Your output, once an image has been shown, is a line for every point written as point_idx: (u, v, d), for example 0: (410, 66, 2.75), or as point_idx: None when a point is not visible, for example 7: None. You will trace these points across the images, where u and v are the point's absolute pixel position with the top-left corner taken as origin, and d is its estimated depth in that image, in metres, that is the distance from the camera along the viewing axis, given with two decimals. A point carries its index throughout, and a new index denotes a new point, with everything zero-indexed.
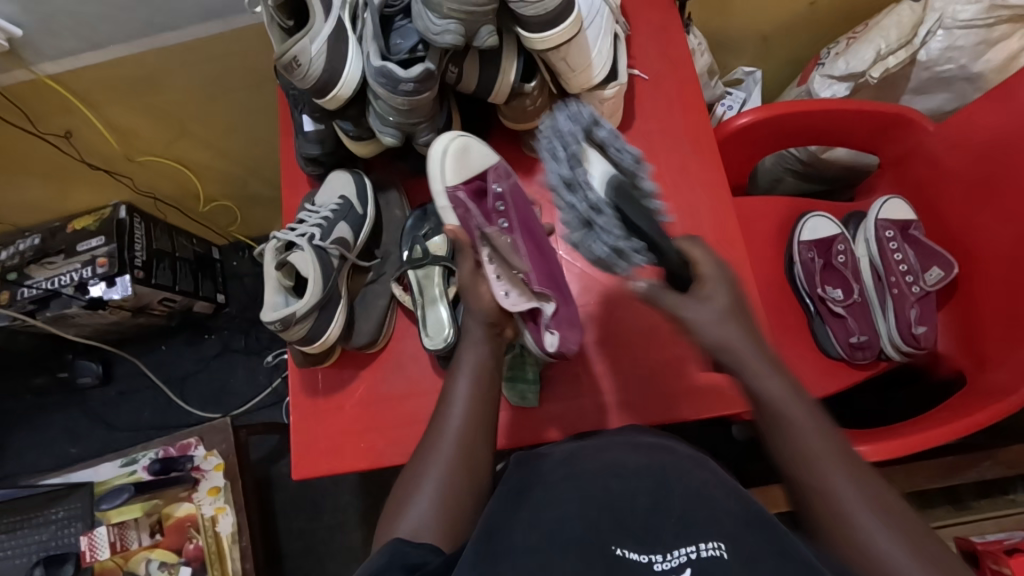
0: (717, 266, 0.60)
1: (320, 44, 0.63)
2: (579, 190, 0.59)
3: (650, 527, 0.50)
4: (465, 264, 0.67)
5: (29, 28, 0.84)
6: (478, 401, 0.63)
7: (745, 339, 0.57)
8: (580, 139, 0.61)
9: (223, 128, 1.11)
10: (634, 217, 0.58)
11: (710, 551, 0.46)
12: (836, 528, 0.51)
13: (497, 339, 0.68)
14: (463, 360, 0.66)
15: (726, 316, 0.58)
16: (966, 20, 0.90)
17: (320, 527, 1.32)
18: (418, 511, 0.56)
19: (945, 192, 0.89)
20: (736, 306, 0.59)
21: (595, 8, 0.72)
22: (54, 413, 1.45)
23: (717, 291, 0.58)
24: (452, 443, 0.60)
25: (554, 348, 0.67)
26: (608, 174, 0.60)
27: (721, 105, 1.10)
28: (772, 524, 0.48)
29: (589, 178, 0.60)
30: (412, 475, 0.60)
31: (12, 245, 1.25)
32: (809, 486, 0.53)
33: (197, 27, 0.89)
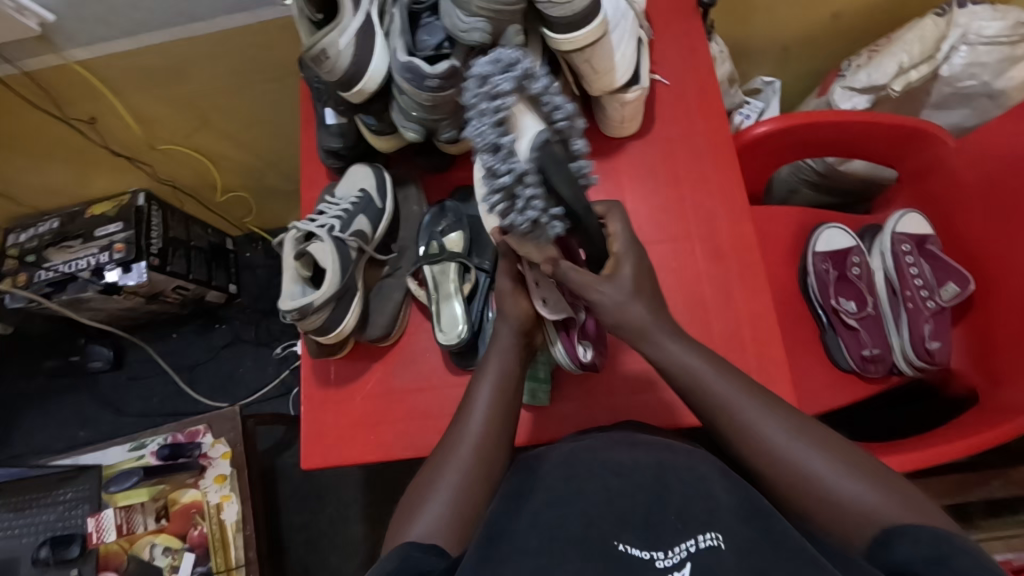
0: (629, 241, 0.64)
1: (349, 38, 0.63)
2: (505, 156, 0.48)
3: (650, 523, 0.49)
4: (504, 271, 0.68)
5: (61, 14, 0.85)
6: (497, 408, 0.63)
7: (653, 326, 0.61)
8: (513, 91, 0.48)
9: (245, 119, 1.12)
10: (558, 188, 0.50)
11: (707, 542, 0.47)
12: (869, 534, 0.49)
13: (526, 350, 0.68)
14: (487, 367, 0.66)
15: (631, 293, 0.61)
16: (990, 37, 0.91)
17: (323, 519, 1.32)
18: (431, 512, 0.57)
19: (962, 207, 0.89)
20: (641, 282, 0.62)
21: (620, 12, 0.73)
22: (64, 396, 1.46)
23: (624, 267, 0.61)
24: (470, 445, 0.61)
25: (587, 360, 0.70)
26: (537, 133, 0.49)
27: (739, 113, 1.10)
28: (772, 520, 0.49)
29: (517, 141, 0.49)
30: (426, 476, 0.61)
31: (32, 228, 1.26)
32: (841, 496, 0.51)
33: (225, 19, 0.91)
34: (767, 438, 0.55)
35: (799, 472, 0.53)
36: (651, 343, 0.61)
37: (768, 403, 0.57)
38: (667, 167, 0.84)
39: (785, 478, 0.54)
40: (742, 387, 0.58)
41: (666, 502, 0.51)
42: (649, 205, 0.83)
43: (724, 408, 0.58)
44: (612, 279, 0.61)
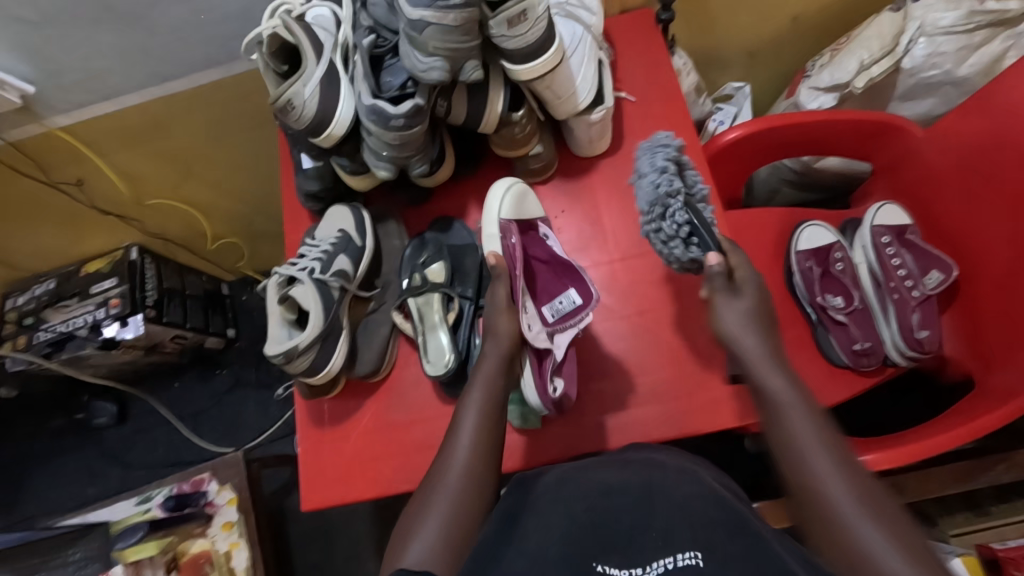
0: (750, 269, 0.67)
1: (313, 87, 0.66)
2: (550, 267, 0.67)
3: (631, 541, 0.51)
4: (499, 289, 0.71)
5: (41, 85, 0.88)
6: (484, 431, 0.64)
7: (761, 357, 0.63)
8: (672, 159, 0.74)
9: (228, 168, 1.15)
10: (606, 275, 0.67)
11: (686, 561, 0.48)
12: (826, 523, 0.54)
13: (510, 372, 0.70)
14: (472, 394, 0.67)
15: (747, 322, 0.64)
16: (946, 27, 0.91)
17: (335, 558, 1.31)
18: (420, 542, 0.56)
19: (937, 194, 0.89)
20: (760, 312, 0.65)
21: (578, 37, 0.76)
22: (70, 454, 1.47)
23: (747, 289, 0.66)
24: (457, 471, 0.61)
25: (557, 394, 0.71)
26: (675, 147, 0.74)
27: (712, 121, 1.12)
28: (753, 530, 0.49)
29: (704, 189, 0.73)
30: (418, 503, 0.61)
31: (29, 291, 1.28)
32: (803, 484, 0.56)
33: (200, 74, 0.93)
34: (811, 474, 0.56)
35: (836, 515, 0.53)
36: (762, 377, 0.62)
37: (837, 461, 0.56)
38: None
39: (818, 517, 0.54)
40: (807, 410, 0.60)
41: (649, 516, 0.52)
42: (625, 220, 0.84)
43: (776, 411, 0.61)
44: (719, 296, 0.65)
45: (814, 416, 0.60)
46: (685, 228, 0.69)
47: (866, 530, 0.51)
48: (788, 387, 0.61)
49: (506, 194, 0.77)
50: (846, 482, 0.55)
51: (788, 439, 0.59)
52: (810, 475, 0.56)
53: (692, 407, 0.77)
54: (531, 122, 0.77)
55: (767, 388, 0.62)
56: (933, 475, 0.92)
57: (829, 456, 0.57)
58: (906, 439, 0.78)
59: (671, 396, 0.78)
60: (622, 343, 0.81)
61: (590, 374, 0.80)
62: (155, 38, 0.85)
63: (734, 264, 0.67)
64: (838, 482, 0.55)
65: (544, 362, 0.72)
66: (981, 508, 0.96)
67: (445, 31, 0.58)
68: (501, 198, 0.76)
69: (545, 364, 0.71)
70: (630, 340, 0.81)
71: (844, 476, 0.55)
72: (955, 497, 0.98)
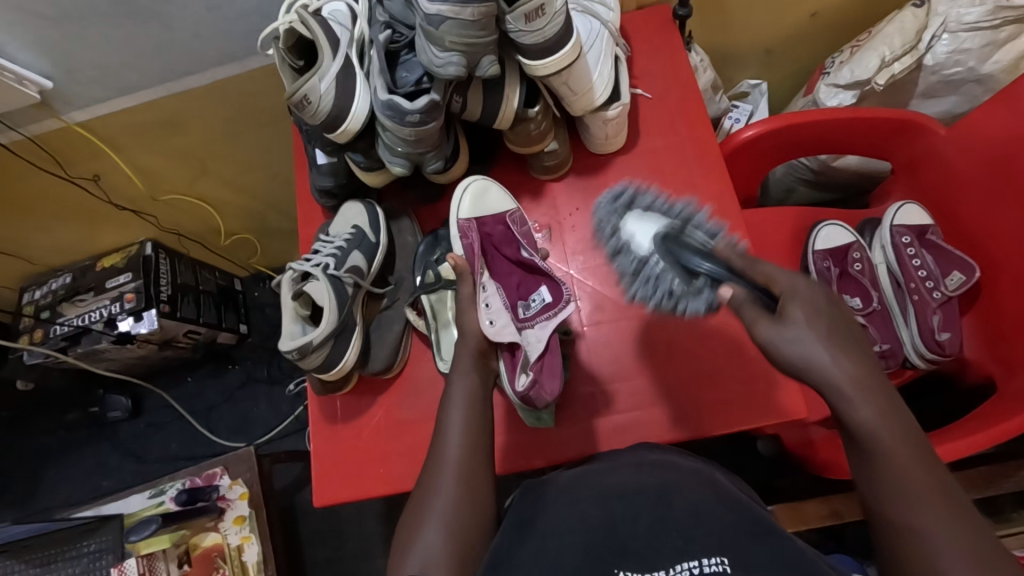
0: (793, 279, 0.54)
1: (328, 82, 0.66)
2: (629, 254, 0.66)
3: (651, 545, 0.49)
4: (465, 288, 0.70)
5: (58, 80, 0.89)
6: (473, 433, 0.62)
7: (849, 385, 0.50)
8: (619, 216, 0.69)
9: (241, 165, 1.15)
10: (695, 261, 0.61)
11: (712, 567, 0.46)
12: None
13: (486, 368, 0.69)
14: (452, 395, 0.65)
15: (825, 344, 0.51)
16: (971, 23, 0.89)
17: (345, 554, 1.32)
18: (422, 550, 0.55)
19: (961, 194, 0.87)
20: (817, 325, 0.52)
21: (594, 33, 0.75)
22: (85, 447, 1.48)
23: (797, 311, 0.52)
24: (452, 474, 0.60)
25: (524, 389, 0.68)
26: (660, 230, 0.65)
27: (727, 118, 1.10)
28: (774, 538, 0.48)
29: (635, 239, 0.66)
30: (416, 509, 0.59)
31: (46, 285, 1.30)
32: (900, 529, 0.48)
33: (215, 70, 0.94)
34: (929, 542, 0.46)
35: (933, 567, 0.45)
36: (847, 407, 0.51)
37: (944, 504, 0.47)
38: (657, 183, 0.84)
39: (912, 564, 0.46)
40: (927, 474, 0.48)
41: (667, 520, 0.51)
42: None
43: (870, 438, 0.50)
44: (777, 326, 0.52)
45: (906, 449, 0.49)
46: (683, 274, 0.63)
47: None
48: (880, 417, 0.50)
49: (465, 195, 0.80)
50: (954, 538, 0.45)
51: (883, 467, 0.50)
52: (909, 526, 0.47)
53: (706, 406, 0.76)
54: (546, 119, 0.76)
55: (848, 418, 0.51)
56: (953, 479, 0.91)
57: (934, 498, 0.47)
58: (925, 442, 0.77)
59: (689, 397, 0.77)
60: (631, 340, 0.81)
61: (601, 377, 0.80)
62: (171, 33, 0.86)
63: (772, 279, 0.55)
64: (940, 523, 0.46)
65: (516, 358, 0.70)
66: (1001, 514, 0.95)
67: (463, 26, 0.57)
68: (460, 197, 0.80)
69: (517, 358, 0.70)
70: (641, 337, 0.80)
71: (952, 530, 0.46)
72: (975, 502, 0.96)
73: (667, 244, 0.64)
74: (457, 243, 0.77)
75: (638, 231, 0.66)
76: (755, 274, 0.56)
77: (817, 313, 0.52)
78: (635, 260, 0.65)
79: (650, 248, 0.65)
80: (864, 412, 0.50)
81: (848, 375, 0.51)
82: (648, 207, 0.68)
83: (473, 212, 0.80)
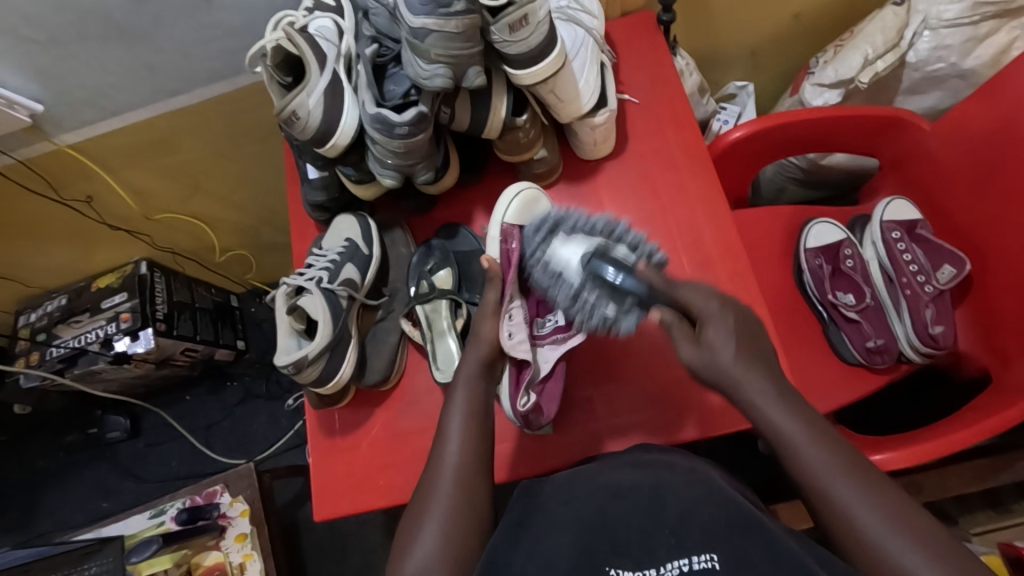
0: (712, 300, 0.62)
1: (317, 97, 0.66)
2: (562, 285, 0.69)
3: (646, 545, 0.50)
4: (491, 295, 0.71)
5: (50, 103, 0.89)
6: (473, 437, 0.63)
7: (766, 395, 0.58)
8: (546, 241, 0.72)
9: (234, 181, 1.16)
10: (622, 283, 0.65)
11: (702, 563, 0.48)
12: (870, 560, 0.52)
13: (490, 375, 0.69)
14: (453, 401, 0.66)
15: (738, 366, 0.59)
16: (950, 20, 0.90)
17: (349, 568, 1.31)
18: (420, 553, 0.56)
19: (948, 189, 0.88)
20: (739, 341, 0.60)
21: (579, 41, 0.76)
22: (84, 469, 1.47)
23: (716, 332, 0.60)
24: (451, 479, 0.60)
25: (524, 410, 0.68)
26: (581, 260, 0.68)
27: (715, 120, 1.11)
28: (765, 533, 0.49)
29: (566, 270, 0.69)
30: (414, 515, 0.59)
31: (41, 307, 1.30)
32: (828, 513, 0.55)
33: (205, 89, 0.95)
34: (859, 526, 0.53)
35: (859, 536, 0.53)
36: (758, 411, 0.59)
37: (859, 482, 0.54)
38: (646, 184, 0.85)
39: (851, 547, 0.53)
40: (843, 464, 0.55)
41: (660, 517, 0.52)
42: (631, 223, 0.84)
43: (784, 442, 0.57)
44: (700, 346, 0.60)
45: (817, 442, 0.56)
46: (612, 297, 0.66)
47: (896, 551, 0.51)
48: (797, 425, 0.57)
49: (512, 200, 0.78)
50: (871, 504, 0.53)
51: (804, 463, 0.56)
52: (835, 501, 0.54)
53: (704, 407, 0.76)
54: (535, 127, 0.77)
55: (763, 416, 0.59)
56: (954, 472, 0.91)
57: (848, 477, 0.55)
58: (919, 437, 0.77)
59: (686, 398, 0.77)
60: (625, 343, 0.81)
61: (597, 382, 0.80)
62: (160, 53, 0.86)
63: (688, 302, 0.62)
64: (860, 502, 0.53)
65: (523, 374, 0.71)
66: (1003, 505, 0.95)
67: (448, 38, 0.58)
68: (506, 204, 0.77)
69: (524, 376, 0.70)
70: (634, 340, 0.81)
71: (867, 496, 0.54)
72: (976, 495, 0.97)
73: (597, 261, 0.67)
74: (495, 246, 0.76)
75: (567, 258, 0.69)
76: (675, 298, 0.63)
77: (732, 335, 0.60)
78: (567, 294, 0.68)
79: (580, 275, 0.68)
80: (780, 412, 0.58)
81: (771, 388, 0.59)
82: (572, 230, 0.72)
83: (519, 218, 0.77)
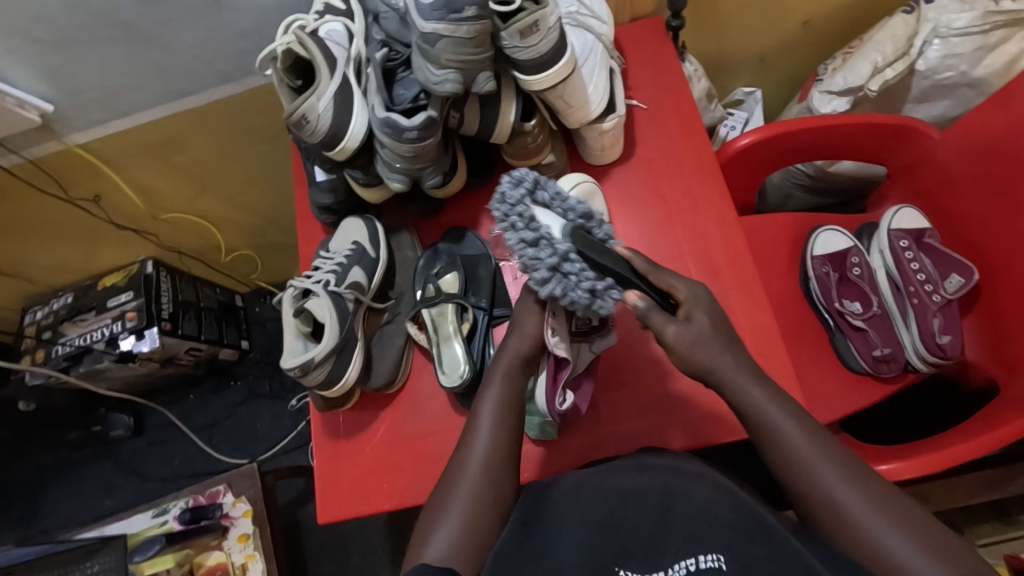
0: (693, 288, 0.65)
1: (327, 101, 0.66)
2: (544, 244, 0.59)
3: (653, 545, 0.50)
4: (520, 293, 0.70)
5: (59, 103, 0.89)
6: (498, 432, 0.62)
7: (747, 377, 0.61)
8: (525, 201, 0.62)
9: (241, 182, 1.16)
10: (601, 258, 0.62)
11: (708, 563, 0.48)
12: (841, 530, 0.51)
13: (529, 371, 0.67)
14: (487, 393, 0.65)
15: (714, 336, 0.62)
16: (961, 28, 0.90)
17: (350, 569, 1.31)
18: (438, 543, 0.55)
19: (957, 199, 0.88)
20: (717, 322, 0.64)
21: (588, 46, 0.76)
22: (88, 466, 1.48)
23: (697, 313, 0.63)
24: (476, 472, 0.60)
25: (564, 407, 0.69)
26: (564, 224, 0.62)
27: (723, 126, 1.12)
28: (773, 535, 0.49)
29: (546, 230, 0.61)
30: (432, 510, 0.59)
31: (47, 305, 1.30)
32: (807, 495, 0.54)
33: (214, 90, 0.95)
34: (838, 503, 0.52)
35: (838, 513, 0.52)
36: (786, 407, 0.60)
37: (842, 465, 0.54)
38: (652, 191, 0.85)
39: (830, 526, 0.52)
40: (823, 447, 0.55)
41: (667, 522, 0.51)
42: (637, 228, 0.84)
43: (764, 421, 0.58)
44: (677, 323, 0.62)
45: (801, 425, 0.57)
46: (595, 274, 0.61)
47: (875, 531, 0.50)
48: (768, 401, 0.59)
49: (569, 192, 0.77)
50: (856, 489, 0.52)
51: (781, 442, 0.56)
52: (819, 487, 0.53)
53: (710, 414, 0.76)
54: (543, 132, 0.77)
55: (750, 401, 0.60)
56: (958, 482, 0.92)
57: (833, 461, 0.54)
58: (924, 449, 0.77)
59: (691, 405, 0.77)
60: (632, 348, 0.81)
61: (603, 387, 0.80)
62: (170, 54, 0.87)
63: (674, 288, 0.65)
64: (841, 482, 0.53)
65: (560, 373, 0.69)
66: (1009, 517, 0.94)
67: (458, 44, 0.58)
68: None
69: (561, 376, 0.69)
70: (641, 345, 0.81)
71: (849, 477, 0.53)
72: (981, 505, 0.96)
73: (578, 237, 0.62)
74: None
75: (548, 221, 0.62)
76: (656, 281, 0.65)
77: (714, 313, 0.64)
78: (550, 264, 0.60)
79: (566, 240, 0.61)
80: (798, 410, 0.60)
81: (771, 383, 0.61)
82: (551, 198, 0.64)
83: None
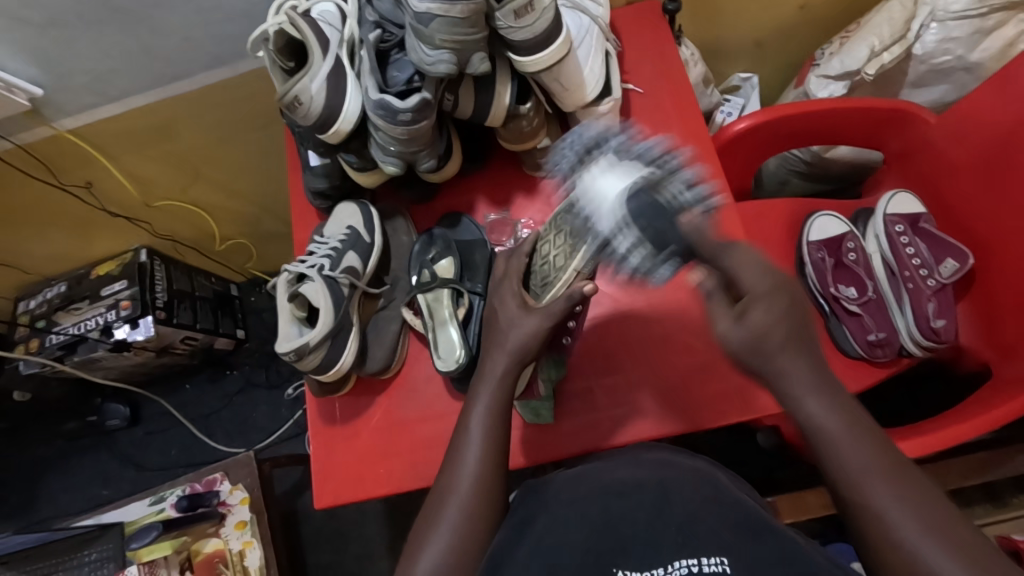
0: (762, 275, 0.55)
1: (320, 82, 0.66)
2: (594, 228, 0.66)
3: (651, 543, 0.50)
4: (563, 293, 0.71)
5: (49, 87, 0.88)
6: (494, 434, 0.62)
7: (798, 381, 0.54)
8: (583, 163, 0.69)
9: (236, 170, 1.15)
10: (659, 232, 0.61)
11: (712, 566, 0.47)
12: (891, 555, 0.49)
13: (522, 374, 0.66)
14: (479, 397, 0.64)
15: (783, 343, 0.54)
16: (958, 12, 0.89)
17: (348, 556, 1.31)
18: (436, 549, 0.55)
19: (953, 183, 0.88)
20: (776, 323, 0.54)
21: (584, 28, 0.75)
22: (85, 456, 1.47)
23: (756, 310, 0.54)
24: (470, 471, 0.59)
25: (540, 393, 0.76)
26: (625, 195, 0.63)
27: (720, 112, 1.11)
28: (769, 532, 0.49)
29: (602, 206, 0.65)
30: (427, 514, 0.59)
31: (41, 294, 1.30)
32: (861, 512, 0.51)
33: (205, 75, 0.94)
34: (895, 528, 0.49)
35: (891, 535, 0.49)
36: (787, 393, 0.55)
37: (895, 480, 0.50)
38: None
39: (882, 549, 0.49)
40: (879, 461, 0.51)
41: (667, 516, 0.52)
42: None
43: (822, 430, 0.53)
44: (743, 325, 0.54)
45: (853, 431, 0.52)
46: (648, 249, 0.61)
47: (924, 549, 0.47)
48: (822, 408, 0.53)
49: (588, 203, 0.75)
50: (912, 516, 0.49)
51: (837, 454, 0.52)
52: (870, 506, 0.50)
53: (709, 398, 0.76)
54: (538, 116, 0.76)
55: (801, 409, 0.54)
56: (952, 466, 0.92)
57: (888, 476, 0.50)
58: (920, 431, 0.77)
59: (688, 389, 0.77)
60: (632, 334, 0.81)
61: (604, 373, 0.80)
62: (161, 38, 0.86)
63: (738, 275, 0.55)
64: (900, 504, 0.49)
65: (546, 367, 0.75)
66: (1001, 500, 0.95)
67: (452, 23, 0.58)
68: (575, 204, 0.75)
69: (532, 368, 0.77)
70: (641, 331, 0.81)
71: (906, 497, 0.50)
72: (975, 489, 0.97)
73: (634, 206, 0.62)
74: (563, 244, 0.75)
75: (603, 193, 0.65)
76: (725, 260, 0.56)
77: (775, 314, 0.54)
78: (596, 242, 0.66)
79: (616, 218, 0.63)
80: (812, 402, 0.54)
81: (806, 368, 0.54)
82: (614, 156, 0.67)
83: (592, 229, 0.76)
